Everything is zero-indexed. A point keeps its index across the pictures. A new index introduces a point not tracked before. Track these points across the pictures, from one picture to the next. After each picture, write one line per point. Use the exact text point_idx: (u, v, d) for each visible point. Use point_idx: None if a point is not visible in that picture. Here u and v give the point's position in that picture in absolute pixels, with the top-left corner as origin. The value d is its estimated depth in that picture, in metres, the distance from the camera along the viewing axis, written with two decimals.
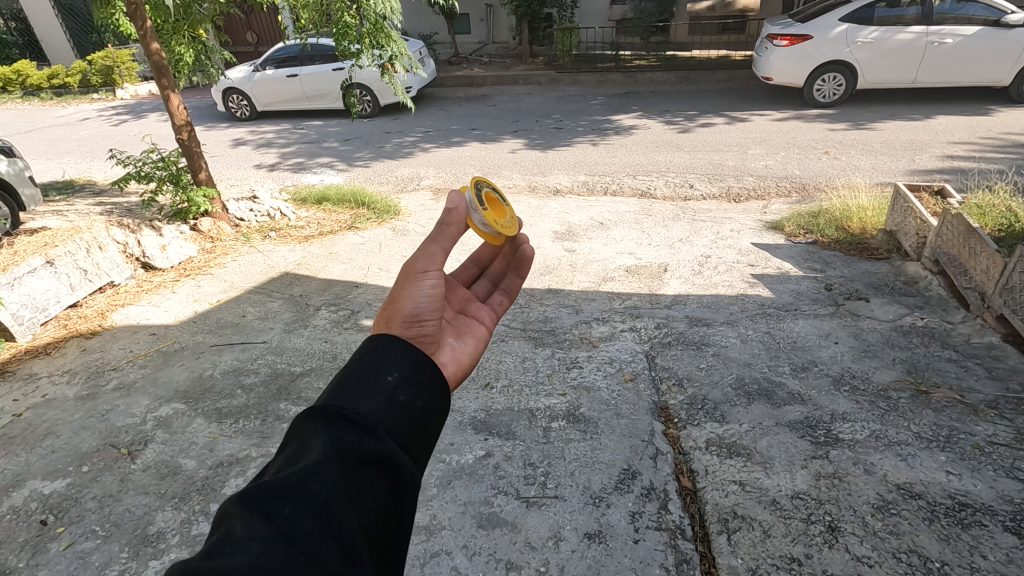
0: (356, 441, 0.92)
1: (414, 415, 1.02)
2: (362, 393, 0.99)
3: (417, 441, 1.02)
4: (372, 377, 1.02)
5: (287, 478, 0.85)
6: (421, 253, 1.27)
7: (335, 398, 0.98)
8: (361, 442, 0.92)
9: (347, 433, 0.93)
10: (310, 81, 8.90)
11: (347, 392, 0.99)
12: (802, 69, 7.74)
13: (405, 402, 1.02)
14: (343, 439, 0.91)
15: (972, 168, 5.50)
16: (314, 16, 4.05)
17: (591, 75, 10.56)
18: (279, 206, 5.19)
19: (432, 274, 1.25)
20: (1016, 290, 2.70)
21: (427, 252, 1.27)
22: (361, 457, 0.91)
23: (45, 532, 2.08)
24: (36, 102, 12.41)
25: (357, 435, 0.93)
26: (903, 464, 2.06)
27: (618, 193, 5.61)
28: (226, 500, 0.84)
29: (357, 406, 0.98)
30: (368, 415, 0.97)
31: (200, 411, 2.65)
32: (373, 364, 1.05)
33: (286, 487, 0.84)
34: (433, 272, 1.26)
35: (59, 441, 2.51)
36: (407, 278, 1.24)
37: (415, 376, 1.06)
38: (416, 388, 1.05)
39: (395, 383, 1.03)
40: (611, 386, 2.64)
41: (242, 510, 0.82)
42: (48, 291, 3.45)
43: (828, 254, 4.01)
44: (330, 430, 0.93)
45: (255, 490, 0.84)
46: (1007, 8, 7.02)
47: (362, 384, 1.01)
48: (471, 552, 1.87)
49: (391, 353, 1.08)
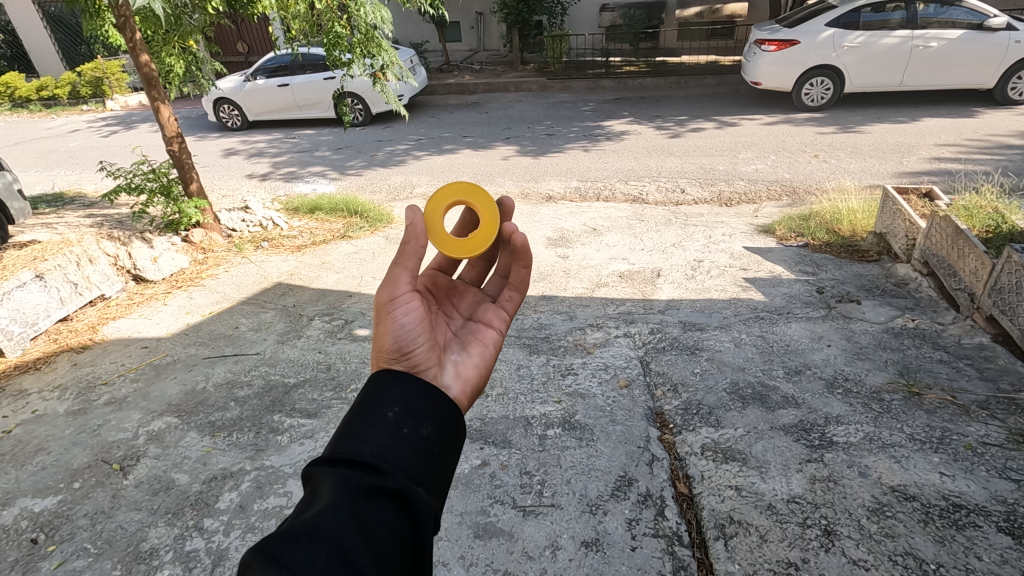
0: (362, 478, 0.91)
1: (422, 446, 1.02)
2: (364, 433, 0.99)
3: (428, 473, 1.01)
4: (373, 416, 1.02)
5: (298, 525, 0.84)
6: (388, 281, 1.25)
7: (341, 442, 0.98)
8: (367, 479, 0.91)
9: (354, 472, 0.92)
10: (301, 91, 8.91)
11: (350, 435, 0.99)
12: (790, 74, 7.82)
13: (410, 434, 1.02)
14: (348, 477, 0.91)
15: (959, 169, 5.58)
16: (305, 27, 4.07)
17: (581, 82, 10.67)
18: (271, 216, 5.19)
19: (404, 302, 1.25)
20: (1005, 291, 2.73)
21: (391, 279, 1.25)
22: (369, 493, 0.90)
23: (35, 550, 2.05)
24: (25, 114, 12.34)
25: (364, 473, 0.93)
26: (897, 467, 2.07)
27: (610, 199, 5.64)
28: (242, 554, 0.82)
29: (360, 447, 0.97)
30: (375, 453, 0.96)
31: (193, 425, 2.63)
32: (373, 402, 1.05)
33: (298, 532, 0.83)
34: (403, 298, 1.25)
35: (50, 457, 2.49)
36: (383, 314, 1.23)
37: (415, 407, 1.06)
38: (418, 419, 1.05)
39: (397, 418, 1.03)
40: (606, 393, 2.64)
41: (256, 562, 0.80)
42: (38, 304, 3.41)
43: (819, 257, 4.04)
44: (336, 472, 0.93)
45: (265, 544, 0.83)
46: (990, 12, 7.14)
47: (364, 424, 1.01)
48: (468, 563, 1.86)
49: (390, 388, 1.08)
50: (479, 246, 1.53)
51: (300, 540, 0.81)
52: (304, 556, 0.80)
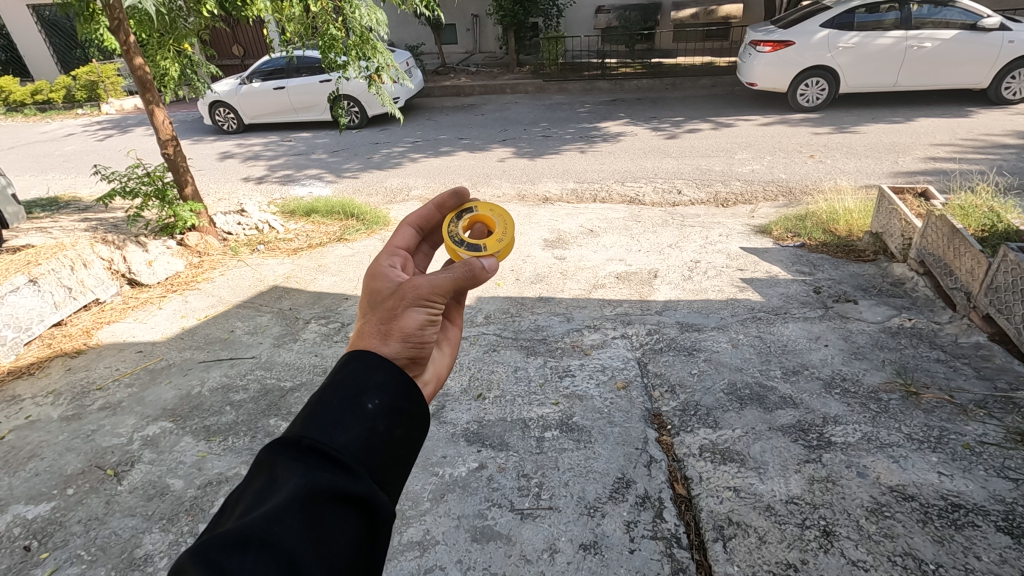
0: (329, 479, 0.87)
1: (391, 445, 0.97)
2: (337, 424, 0.93)
3: (392, 473, 0.97)
4: (350, 404, 0.96)
5: (251, 524, 0.81)
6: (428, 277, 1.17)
7: (311, 428, 0.92)
8: (333, 480, 0.87)
9: (321, 472, 0.87)
10: (297, 94, 8.89)
11: (323, 420, 0.93)
12: (786, 74, 7.84)
13: (384, 432, 0.96)
14: (314, 478, 0.86)
15: (954, 169, 5.59)
16: (300, 30, 4.03)
17: (577, 84, 10.68)
18: (268, 219, 5.18)
19: (436, 302, 1.18)
20: (1002, 290, 2.73)
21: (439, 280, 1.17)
22: (333, 497, 0.86)
23: (29, 557, 2.03)
24: (20, 118, 12.30)
25: (332, 472, 0.88)
26: (895, 467, 2.06)
27: (607, 200, 5.63)
28: (182, 552, 0.79)
29: (330, 439, 0.91)
30: (346, 451, 0.91)
31: (188, 429, 2.61)
32: (352, 389, 0.99)
33: (249, 538, 0.80)
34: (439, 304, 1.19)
35: (43, 463, 2.47)
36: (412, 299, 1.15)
37: (395, 403, 1.00)
38: (396, 417, 0.99)
39: (375, 413, 0.97)
40: (603, 394, 2.63)
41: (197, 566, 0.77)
42: (31, 309, 3.39)
43: (816, 257, 4.04)
44: (300, 467, 0.88)
45: (212, 542, 0.80)
46: (983, 12, 7.19)
47: (340, 414, 0.94)
48: (465, 567, 1.85)
49: (373, 375, 1.02)
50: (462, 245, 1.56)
51: (249, 548, 0.79)
52: (251, 565, 0.78)
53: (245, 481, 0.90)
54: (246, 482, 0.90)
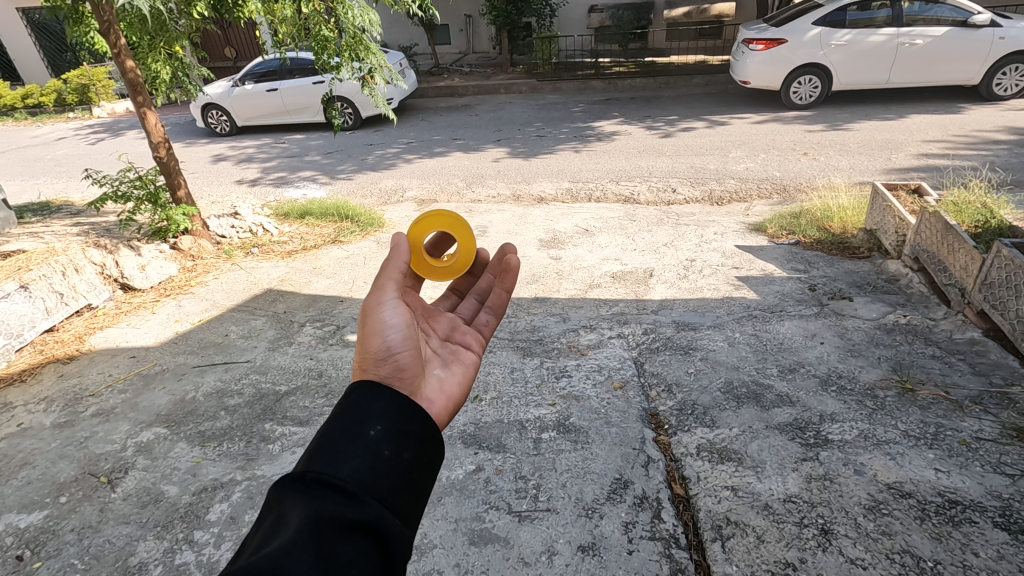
0: (336, 508, 0.86)
1: (400, 471, 0.96)
2: (342, 453, 0.93)
3: (404, 499, 0.96)
4: (353, 434, 0.97)
5: (260, 560, 0.79)
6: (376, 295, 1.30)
7: (316, 461, 0.92)
8: (341, 509, 0.86)
9: (328, 501, 0.86)
10: (290, 95, 8.86)
11: (327, 452, 0.93)
12: (778, 73, 7.87)
13: (391, 457, 0.96)
14: (321, 508, 0.85)
15: (947, 165, 5.61)
16: (292, 31, 3.99)
17: (571, 83, 10.70)
18: (262, 222, 5.13)
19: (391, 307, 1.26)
20: (995, 286, 2.75)
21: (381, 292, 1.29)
22: (341, 527, 0.84)
23: (21, 567, 2.01)
24: (11, 122, 12.21)
25: (339, 500, 0.87)
26: (893, 463, 2.07)
27: (602, 199, 5.62)
28: None
29: (337, 467, 0.91)
30: (352, 478, 0.91)
31: (182, 434, 2.59)
32: (353, 419, 1.00)
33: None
34: (390, 303, 1.27)
35: (36, 471, 2.44)
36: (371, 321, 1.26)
37: (398, 427, 1.01)
38: (400, 440, 1.00)
39: (378, 438, 0.97)
40: (599, 394, 2.62)
41: None
42: (22, 315, 3.36)
43: (811, 254, 4.05)
44: (308, 499, 0.86)
45: None
46: (974, 9, 7.21)
47: (343, 443, 0.95)
48: (462, 571, 1.84)
49: (373, 403, 1.03)
50: (453, 276, 1.69)
51: None
52: None
53: (255, 522, 0.89)
54: (257, 522, 0.89)
